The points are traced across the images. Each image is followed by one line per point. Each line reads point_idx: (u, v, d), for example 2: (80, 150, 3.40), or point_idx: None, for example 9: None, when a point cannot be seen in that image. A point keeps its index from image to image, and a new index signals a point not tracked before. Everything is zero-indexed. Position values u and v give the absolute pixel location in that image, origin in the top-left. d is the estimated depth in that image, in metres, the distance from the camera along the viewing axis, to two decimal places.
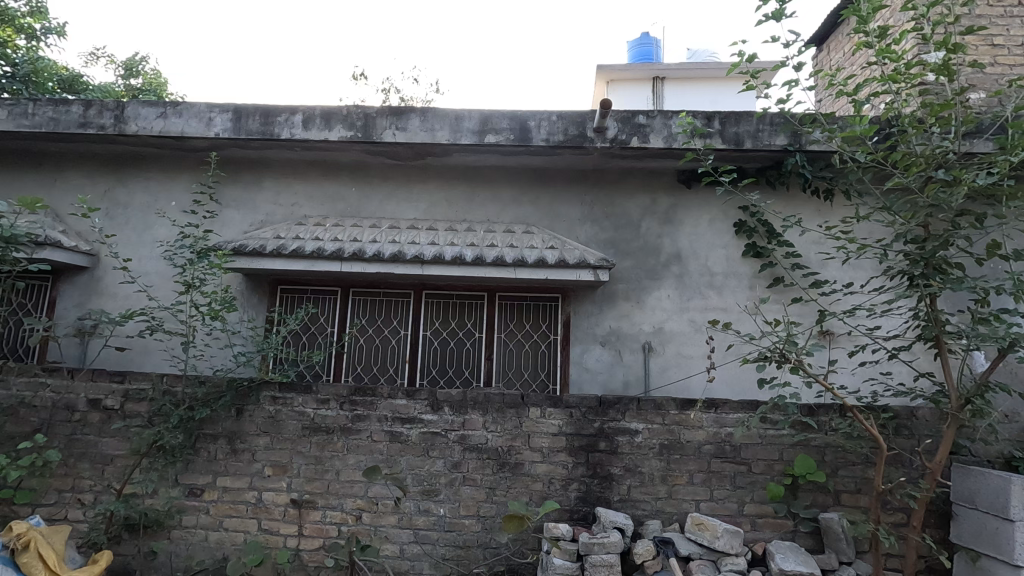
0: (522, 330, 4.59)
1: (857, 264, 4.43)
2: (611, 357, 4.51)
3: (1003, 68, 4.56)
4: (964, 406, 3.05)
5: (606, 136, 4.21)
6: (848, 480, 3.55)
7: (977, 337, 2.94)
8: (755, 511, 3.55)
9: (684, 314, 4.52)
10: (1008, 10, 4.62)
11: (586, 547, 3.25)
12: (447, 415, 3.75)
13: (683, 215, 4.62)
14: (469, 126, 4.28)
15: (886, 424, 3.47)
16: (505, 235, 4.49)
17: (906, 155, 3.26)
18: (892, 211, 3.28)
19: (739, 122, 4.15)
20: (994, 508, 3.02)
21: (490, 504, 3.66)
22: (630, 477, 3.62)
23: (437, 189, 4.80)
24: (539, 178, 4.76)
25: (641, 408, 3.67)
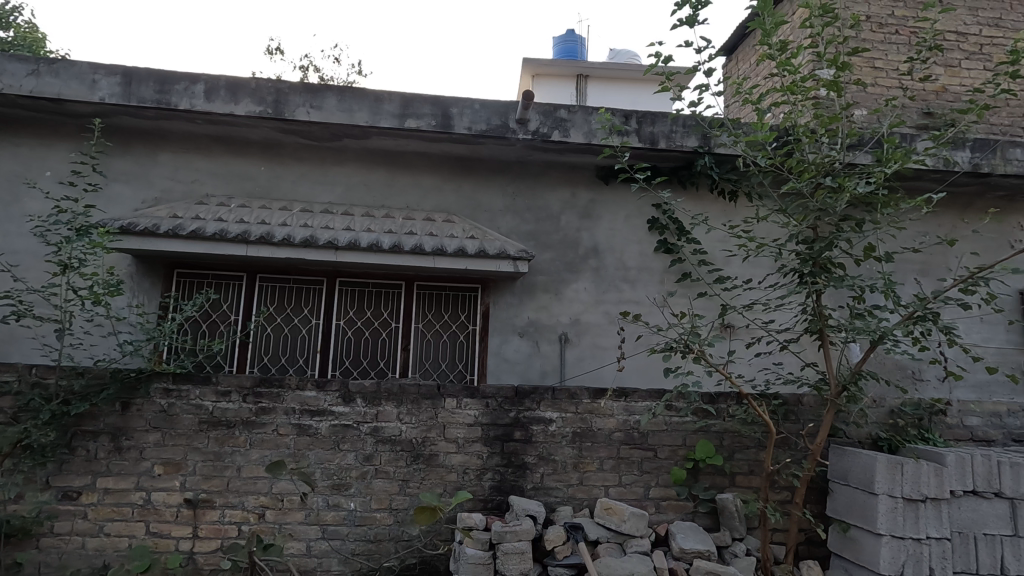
0: (440, 320, 4.54)
1: (756, 262, 4.77)
2: (529, 348, 4.56)
3: (882, 88, 5.05)
4: (841, 392, 3.37)
5: (528, 128, 4.23)
6: (743, 463, 3.81)
7: (853, 330, 3.26)
8: (659, 494, 3.73)
9: (600, 306, 4.65)
10: (887, 37, 5.12)
11: (498, 535, 3.27)
12: (360, 406, 3.63)
13: (601, 210, 4.74)
14: (389, 109, 4.14)
15: (776, 410, 3.78)
16: (425, 224, 4.40)
17: (800, 162, 3.52)
18: (787, 214, 3.54)
19: (655, 122, 4.31)
20: (863, 483, 3.35)
21: (403, 496, 3.59)
22: (543, 465, 3.68)
23: (355, 173, 4.62)
24: (461, 166, 4.70)
25: (556, 398, 3.74)
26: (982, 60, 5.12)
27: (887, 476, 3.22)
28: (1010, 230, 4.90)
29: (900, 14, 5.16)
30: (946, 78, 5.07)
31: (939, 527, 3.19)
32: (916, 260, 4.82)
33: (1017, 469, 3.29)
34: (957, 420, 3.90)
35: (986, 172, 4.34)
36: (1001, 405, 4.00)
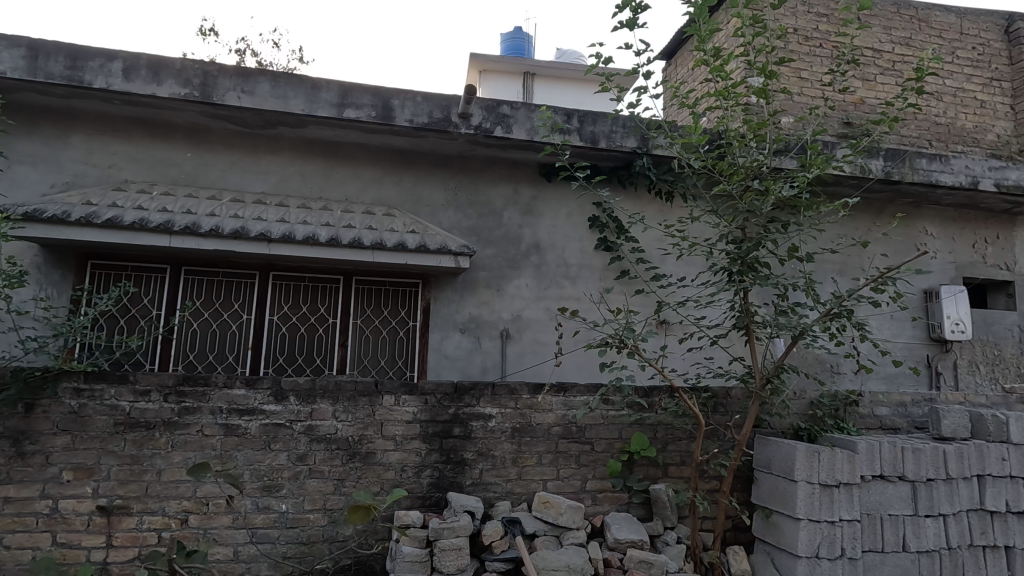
0: (380, 316, 4.45)
1: (689, 261, 4.95)
2: (470, 344, 4.55)
3: (808, 97, 5.34)
4: (765, 385, 3.56)
5: (471, 122, 4.20)
6: (675, 454, 3.95)
7: (777, 326, 3.43)
8: (595, 487, 3.81)
9: (541, 302, 4.69)
10: (813, 49, 5.42)
11: (435, 532, 3.25)
12: (292, 405, 3.51)
13: (543, 207, 4.78)
14: (327, 98, 4.01)
15: (706, 403, 3.94)
16: (364, 217, 4.29)
17: (730, 165, 3.68)
18: (718, 215, 3.69)
19: (595, 122, 4.39)
20: (784, 471, 3.55)
21: (338, 496, 3.50)
22: (482, 461, 3.68)
23: (290, 163, 4.45)
24: (403, 160, 4.62)
25: (495, 394, 3.74)
26: (895, 75, 5.51)
27: (806, 463, 3.42)
28: (916, 234, 5.31)
29: (824, 29, 5.47)
30: (864, 91, 5.43)
31: (851, 509, 3.42)
32: (834, 261, 5.14)
33: (918, 454, 3.56)
34: (868, 409, 4.18)
35: (897, 180, 4.68)
36: (906, 395, 4.28)
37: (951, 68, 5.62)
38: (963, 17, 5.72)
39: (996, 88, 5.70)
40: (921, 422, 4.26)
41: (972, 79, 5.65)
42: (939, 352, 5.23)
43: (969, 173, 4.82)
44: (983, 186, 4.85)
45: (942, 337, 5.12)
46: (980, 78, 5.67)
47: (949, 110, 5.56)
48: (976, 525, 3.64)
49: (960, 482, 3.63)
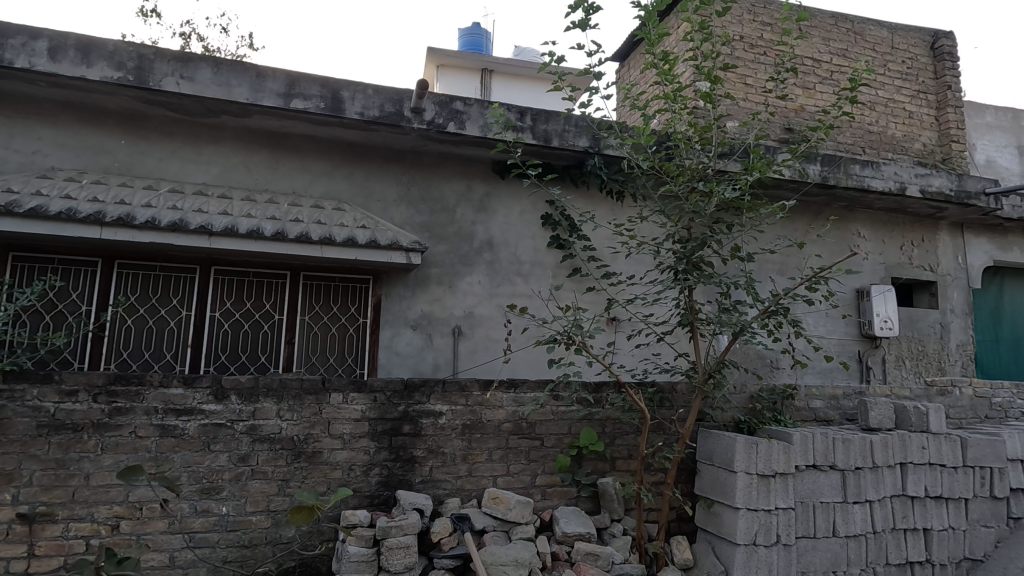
0: (328, 313, 4.35)
1: (639, 259, 5.07)
2: (421, 341, 4.51)
3: (753, 102, 5.54)
4: (708, 379, 3.68)
5: (423, 117, 4.15)
6: (622, 448, 4.04)
7: (719, 323, 3.56)
8: (545, 482, 3.85)
9: (493, 299, 4.69)
10: (757, 57, 5.63)
11: (382, 531, 3.21)
12: (234, 404, 3.39)
13: (496, 204, 4.78)
14: (273, 87, 3.89)
15: (653, 398, 4.04)
16: (312, 211, 4.18)
17: (678, 166, 3.77)
18: (665, 215, 3.78)
19: (548, 120, 4.42)
20: (725, 463, 3.69)
21: (282, 497, 3.41)
22: (432, 458, 3.66)
23: (234, 153, 4.30)
24: (353, 153, 4.54)
25: (446, 391, 3.73)
26: (832, 84, 5.79)
27: (745, 455, 3.57)
28: (850, 236, 5.60)
29: (767, 37, 5.70)
30: (803, 98, 5.68)
31: (786, 498, 3.59)
32: (774, 261, 5.37)
33: (847, 444, 3.76)
34: (804, 402, 4.40)
35: (832, 185, 4.92)
36: (838, 388, 4.52)
37: (882, 79, 5.95)
38: (894, 32, 6.07)
39: (922, 101, 6.08)
40: (852, 414, 4.51)
41: (901, 91, 6.00)
42: (869, 348, 5.55)
43: (898, 179, 5.12)
44: (909, 192, 5.16)
45: (872, 333, 5.43)
46: (908, 90, 6.03)
47: (881, 120, 5.89)
48: (898, 510, 3.86)
49: (885, 470, 3.85)
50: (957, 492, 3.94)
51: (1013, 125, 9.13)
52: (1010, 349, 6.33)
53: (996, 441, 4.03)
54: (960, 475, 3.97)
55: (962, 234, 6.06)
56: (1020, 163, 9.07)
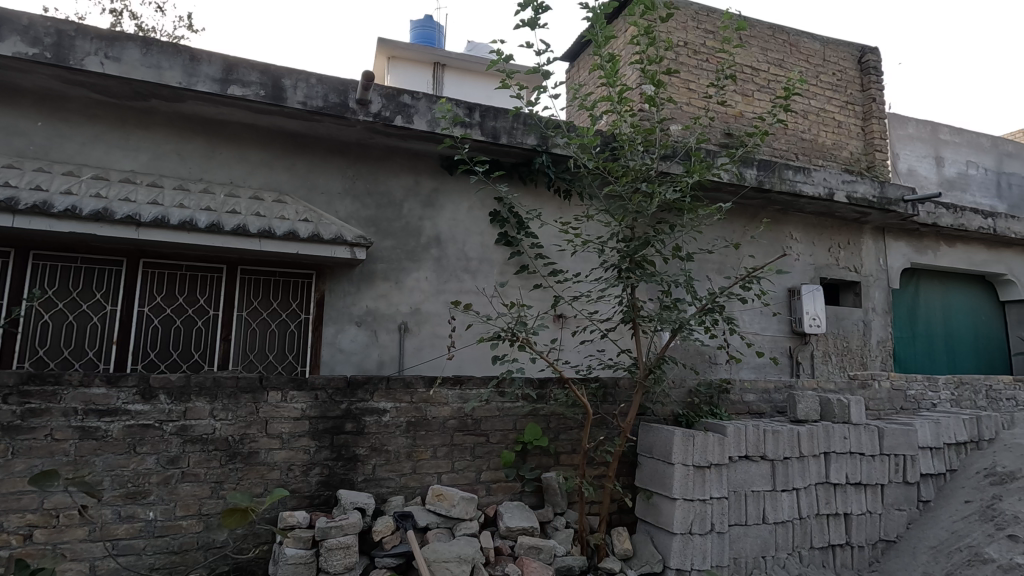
0: (268, 308, 4.21)
1: (585, 257, 5.16)
2: (366, 338, 4.43)
3: (695, 107, 5.73)
4: (648, 375, 3.79)
5: (370, 109, 4.07)
6: (566, 443, 4.10)
7: (659, 320, 3.66)
8: (489, 477, 3.87)
9: (440, 295, 4.66)
10: (700, 63, 5.82)
11: (322, 532, 3.14)
12: (163, 404, 3.23)
13: (444, 200, 4.74)
14: (209, 72, 3.71)
15: (596, 393, 4.13)
16: (251, 202, 4.03)
17: (622, 167, 3.85)
18: (610, 214, 3.86)
19: (497, 117, 4.43)
20: (664, 455, 3.81)
21: (215, 500, 3.28)
22: (375, 457, 3.61)
23: (166, 140, 4.09)
24: (295, 144, 4.40)
25: (390, 388, 3.68)
26: (769, 93, 6.06)
27: (682, 447, 3.70)
28: (783, 238, 5.90)
29: (709, 45, 5.90)
30: (742, 105, 5.92)
31: (720, 487, 3.74)
32: (712, 261, 5.59)
33: (777, 435, 3.96)
34: (738, 396, 4.60)
35: (767, 188, 5.16)
36: (770, 382, 4.75)
37: (814, 90, 6.28)
38: (826, 45, 6.42)
39: (850, 111, 6.45)
40: (782, 407, 4.76)
41: (831, 101, 6.35)
42: (799, 344, 5.86)
43: (827, 185, 5.42)
44: (837, 197, 5.47)
45: (802, 331, 5.74)
46: (838, 101, 6.39)
47: (812, 128, 6.22)
48: (822, 496, 4.09)
49: (811, 459, 4.08)
50: (874, 478, 4.22)
51: (931, 137, 9.86)
52: (924, 345, 6.85)
53: (908, 430, 4.35)
54: (877, 462, 4.25)
55: (884, 237, 6.49)
56: (937, 173, 9.79)
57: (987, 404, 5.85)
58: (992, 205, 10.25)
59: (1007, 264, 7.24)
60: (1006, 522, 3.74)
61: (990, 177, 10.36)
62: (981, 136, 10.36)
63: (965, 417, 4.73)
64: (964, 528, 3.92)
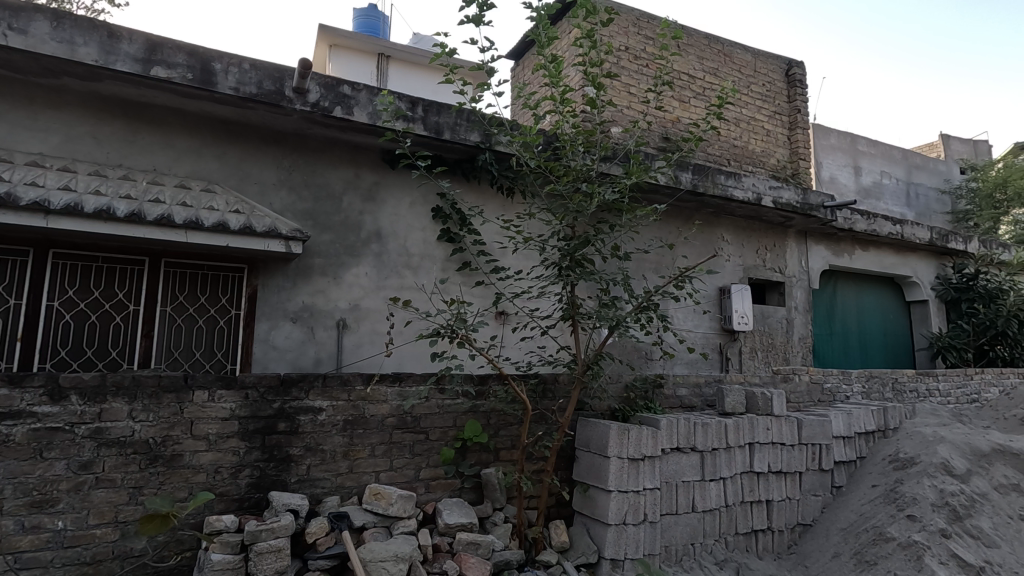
0: (194, 303, 4.00)
1: (525, 255, 5.22)
2: (302, 335, 4.29)
3: (635, 110, 5.90)
4: (586, 371, 3.87)
5: (307, 99, 3.94)
6: (506, 439, 4.14)
7: (597, 317, 3.74)
8: (428, 475, 3.85)
9: (380, 291, 4.58)
10: (639, 68, 6.00)
11: (251, 535, 3.02)
12: (74, 405, 3.01)
13: (385, 194, 4.66)
14: (129, 51, 3.48)
15: (535, 388, 4.20)
16: (177, 191, 3.82)
17: (563, 167, 3.90)
18: (551, 213, 3.90)
19: (440, 113, 4.38)
20: (600, 449, 3.91)
21: (133, 507, 3.10)
22: (309, 457, 3.51)
23: (80, 122, 3.82)
24: (226, 131, 4.20)
25: (326, 386, 3.59)
26: (704, 100, 6.32)
27: (618, 441, 3.81)
28: (715, 240, 6.18)
29: (649, 51, 6.09)
30: (679, 111, 6.15)
31: (652, 479, 3.89)
32: (649, 261, 5.79)
33: (706, 428, 4.15)
34: (671, 391, 4.79)
35: (701, 192, 5.39)
36: (700, 377, 4.97)
37: (745, 99, 6.61)
38: (756, 57, 6.76)
39: (778, 121, 6.83)
40: (711, 400, 4.99)
41: (761, 111, 6.70)
42: (728, 341, 6.17)
43: (755, 191, 5.71)
44: (764, 202, 5.78)
45: (731, 328, 6.04)
46: (767, 111, 6.75)
47: (743, 136, 6.54)
48: (746, 485, 4.32)
49: (737, 450, 4.30)
50: (793, 466, 4.51)
51: (850, 148, 10.60)
52: (840, 341, 7.37)
53: (824, 421, 4.66)
54: (796, 451, 4.54)
55: (806, 241, 6.92)
56: (855, 182, 10.54)
57: (893, 396, 6.35)
58: (902, 213, 11.13)
59: (912, 268, 7.90)
60: (907, 503, 4.07)
61: (900, 187, 11.23)
62: (894, 148, 11.22)
63: (873, 408, 5.12)
64: (871, 510, 4.25)
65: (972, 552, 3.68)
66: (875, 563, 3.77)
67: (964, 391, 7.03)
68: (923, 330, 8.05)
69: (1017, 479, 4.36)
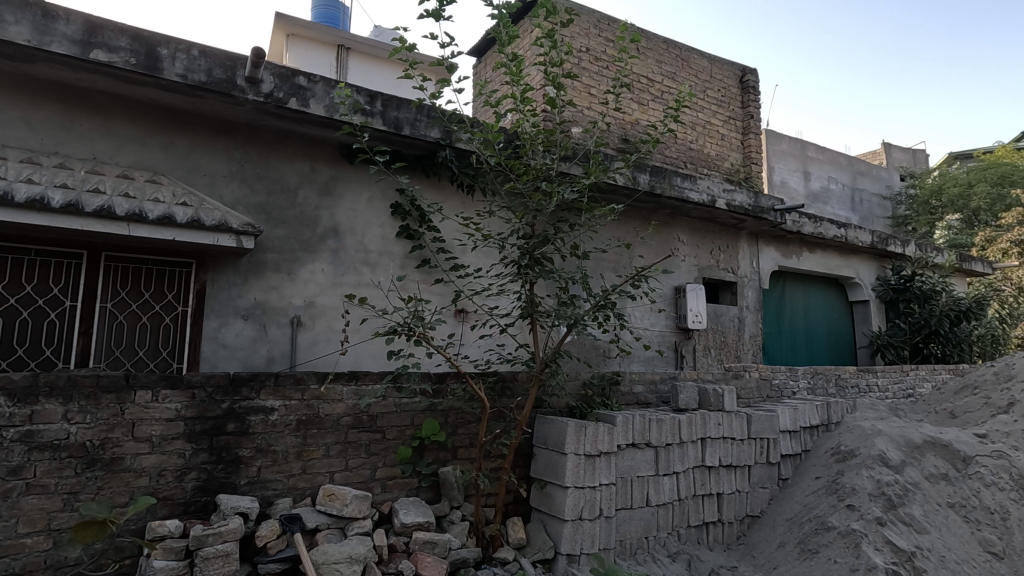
0: (138, 300, 3.83)
1: (485, 252, 5.21)
2: (254, 332, 4.16)
3: (595, 111, 5.98)
4: (545, 368, 3.90)
5: (260, 89, 3.82)
6: (464, 437, 4.13)
7: (555, 315, 3.77)
8: (384, 474, 3.80)
9: (336, 288, 4.48)
10: (600, 70, 6.08)
11: (197, 540, 2.92)
12: (3, 407, 2.83)
13: (342, 189, 4.56)
14: (67, 32, 3.29)
15: (493, 386, 4.20)
16: (119, 181, 3.64)
17: (523, 165, 3.90)
18: (511, 211, 3.91)
19: (400, 108, 4.33)
20: (558, 446, 3.95)
21: (68, 514, 2.94)
22: (260, 458, 3.41)
23: (11, 106, 3.59)
24: (173, 120, 4.03)
25: (278, 385, 3.49)
26: (662, 103, 6.46)
27: (575, 438, 3.85)
28: (672, 240, 6.33)
29: (610, 53, 6.18)
30: (638, 113, 6.27)
31: (608, 474, 3.95)
32: (607, 260, 5.89)
33: (660, 424, 4.25)
34: (628, 387, 4.89)
35: (658, 193, 5.51)
36: (656, 374, 5.09)
37: (701, 103, 6.79)
38: (713, 63, 6.96)
39: (732, 126, 7.04)
40: (665, 396, 5.11)
41: (716, 115, 6.90)
42: (683, 339, 6.33)
43: (710, 193, 5.88)
44: (718, 205, 5.96)
45: (686, 326, 6.21)
46: (722, 116, 6.95)
47: (699, 139, 6.72)
48: (698, 478, 4.45)
49: (690, 445, 4.42)
50: (743, 460, 4.67)
51: (799, 153, 11.05)
52: (787, 339, 7.68)
53: (772, 416, 4.85)
54: (745, 445, 4.71)
55: (757, 242, 7.16)
56: (804, 186, 10.99)
57: (836, 391, 6.66)
58: (847, 216, 11.67)
59: (855, 269, 8.28)
60: (847, 493, 4.27)
61: (846, 192, 11.77)
62: (840, 155, 11.75)
63: (817, 403, 5.35)
64: (814, 501, 4.44)
65: (905, 539, 3.89)
66: (817, 551, 3.96)
67: (900, 386, 7.43)
68: (865, 329, 8.46)
69: (946, 468, 4.63)
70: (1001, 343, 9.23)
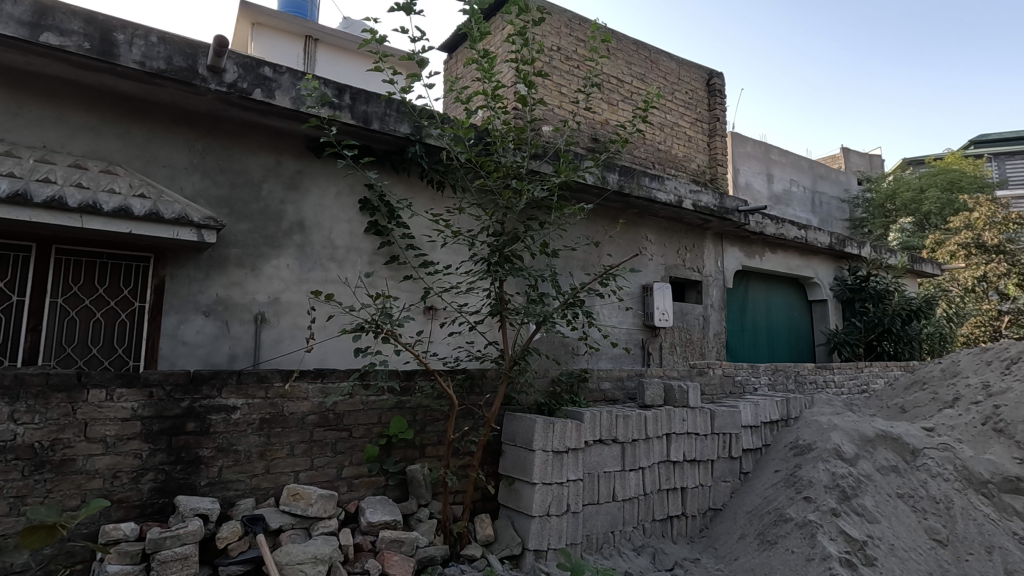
0: (91, 295, 3.68)
1: (455, 249, 5.20)
2: (215, 329, 4.04)
3: (567, 109, 6.01)
4: (514, 366, 3.91)
5: (223, 79, 3.70)
6: (432, 435, 4.11)
7: (524, 313, 3.78)
8: (351, 473, 3.75)
9: (302, 285, 4.40)
10: (571, 69, 6.12)
11: (154, 543, 2.83)
12: None
13: (309, 183, 4.47)
14: (15, 13, 3.13)
15: (462, 384, 4.20)
16: (71, 171, 3.48)
17: (494, 162, 3.89)
18: (480, 208, 3.90)
19: (368, 102, 4.27)
20: (526, 443, 3.97)
21: (14, 518, 2.82)
22: (221, 458, 3.32)
23: None
24: (130, 109, 3.88)
25: (241, 383, 3.40)
26: (631, 104, 6.55)
27: (543, 434, 3.88)
28: (640, 239, 6.43)
29: (581, 53, 6.23)
30: (608, 113, 6.34)
31: (576, 470, 4.00)
32: (576, 258, 5.95)
33: (626, 420, 4.32)
34: (595, 384, 4.95)
35: (626, 193, 5.59)
36: (623, 371, 5.17)
37: (669, 105, 6.92)
38: (681, 66, 7.09)
39: (699, 128, 7.19)
40: (632, 393, 5.20)
41: (683, 117, 7.03)
42: (650, 336, 6.45)
43: (677, 193, 5.99)
44: (685, 205, 6.07)
45: (653, 324, 6.33)
46: (689, 118, 7.09)
47: (667, 140, 6.84)
48: (663, 473, 4.54)
49: (655, 441, 4.51)
50: (706, 455, 4.79)
51: (763, 156, 11.37)
52: (750, 338, 7.90)
53: (734, 411, 4.98)
54: (708, 441, 4.82)
55: (722, 242, 7.34)
56: (767, 188, 11.31)
57: (795, 388, 6.88)
58: (807, 218, 12.06)
59: (814, 269, 8.57)
60: (803, 486, 4.43)
61: (807, 195, 12.15)
62: (801, 158, 12.13)
63: (777, 399, 5.53)
64: (773, 493, 4.59)
65: (857, 528, 4.06)
66: (775, 542, 4.09)
67: (855, 382, 7.73)
68: (822, 327, 8.76)
69: (895, 460, 4.84)
70: (948, 340, 9.70)
